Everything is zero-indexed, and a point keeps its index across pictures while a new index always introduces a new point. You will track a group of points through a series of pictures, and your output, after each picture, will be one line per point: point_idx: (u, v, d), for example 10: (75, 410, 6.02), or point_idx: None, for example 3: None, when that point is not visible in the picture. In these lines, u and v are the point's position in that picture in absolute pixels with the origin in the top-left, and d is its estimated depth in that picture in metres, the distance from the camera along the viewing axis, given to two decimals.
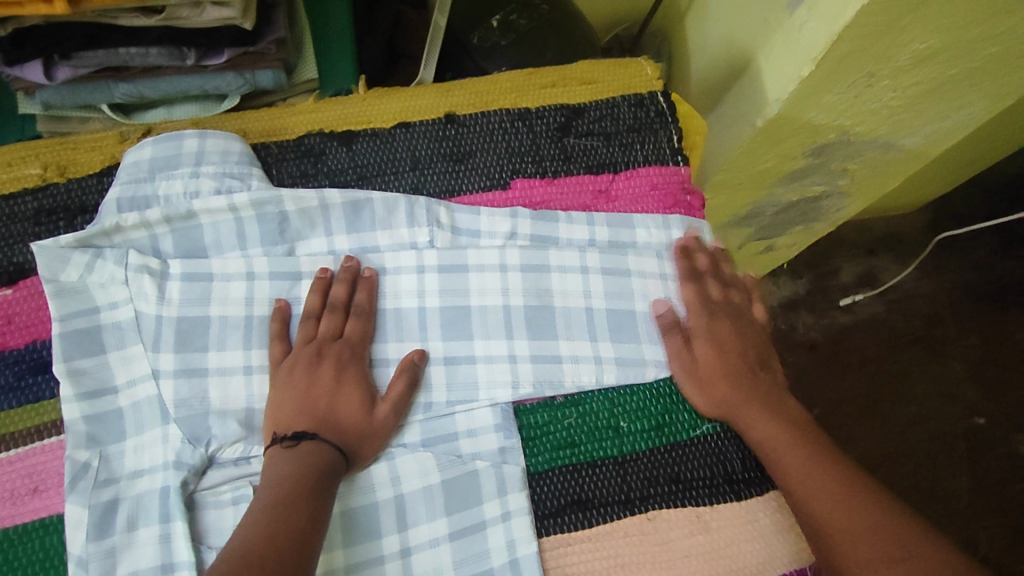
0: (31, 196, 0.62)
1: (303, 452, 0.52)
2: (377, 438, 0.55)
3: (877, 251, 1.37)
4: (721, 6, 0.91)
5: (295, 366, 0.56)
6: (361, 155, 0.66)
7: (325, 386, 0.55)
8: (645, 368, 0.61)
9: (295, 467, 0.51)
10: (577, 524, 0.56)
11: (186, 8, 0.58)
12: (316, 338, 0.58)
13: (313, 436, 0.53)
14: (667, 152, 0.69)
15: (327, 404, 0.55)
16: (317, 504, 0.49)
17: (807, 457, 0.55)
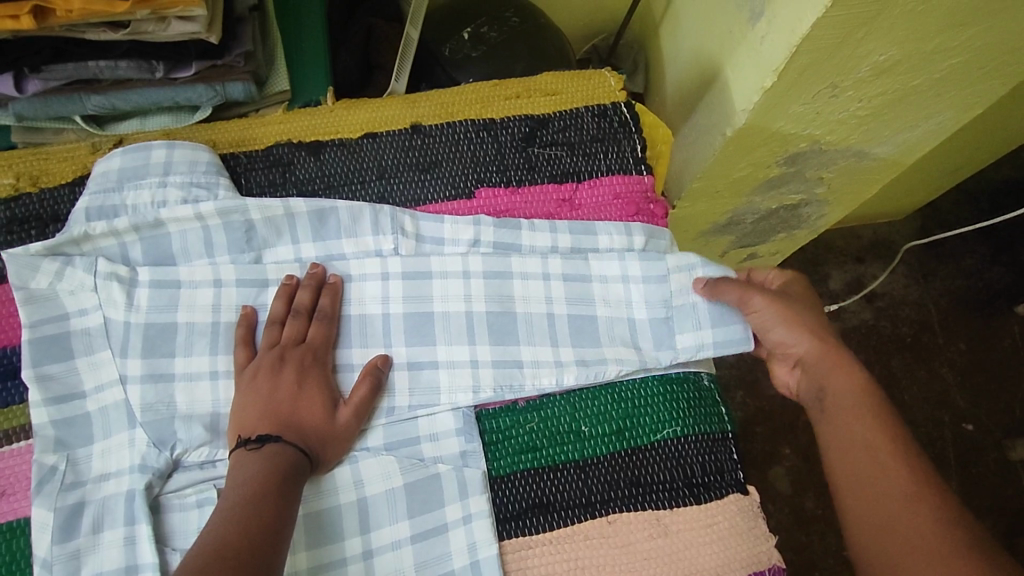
0: (3, 205, 0.64)
1: (268, 454, 0.53)
2: (338, 442, 0.56)
3: (865, 258, 1.40)
4: (690, 18, 0.94)
5: (260, 371, 0.57)
6: (328, 165, 0.67)
7: (288, 390, 0.56)
8: (606, 367, 0.62)
9: (260, 469, 0.52)
10: (538, 527, 0.57)
11: (151, 24, 0.59)
12: (280, 342, 0.59)
13: (276, 439, 0.54)
14: (630, 161, 0.70)
15: (291, 408, 0.56)
16: (282, 504, 0.51)
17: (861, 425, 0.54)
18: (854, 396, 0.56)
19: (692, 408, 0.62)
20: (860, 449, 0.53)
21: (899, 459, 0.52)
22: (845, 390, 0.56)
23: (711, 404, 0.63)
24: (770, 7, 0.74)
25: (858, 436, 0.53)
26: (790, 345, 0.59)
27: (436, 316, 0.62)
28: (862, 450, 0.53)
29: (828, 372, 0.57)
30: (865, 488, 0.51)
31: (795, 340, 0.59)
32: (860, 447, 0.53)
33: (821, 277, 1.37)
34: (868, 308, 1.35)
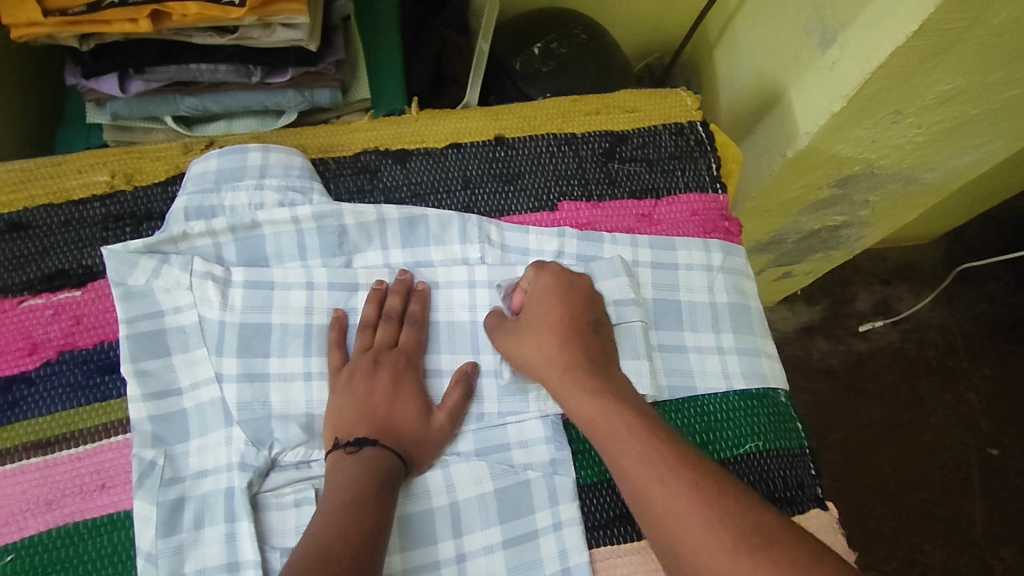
0: (100, 202, 0.65)
1: (367, 458, 0.54)
2: (431, 445, 0.57)
3: (892, 280, 1.41)
4: (749, 41, 0.95)
5: (354, 373, 0.58)
6: (415, 174, 0.69)
7: (382, 393, 0.58)
8: (693, 379, 0.64)
9: (361, 472, 0.53)
10: (627, 536, 0.59)
11: (257, 29, 0.61)
12: (372, 346, 0.60)
13: (373, 442, 0.55)
14: (707, 179, 0.72)
15: (386, 411, 0.57)
16: (382, 508, 0.51)
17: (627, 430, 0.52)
18: (611, 417, 0.54)
19: (772, 424, 0.64)
20: (643, 487, 0.49)
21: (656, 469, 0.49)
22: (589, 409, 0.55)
23: (789, 420, 0.65)
24: (842, 34, 0.76)
25: (642, 471, 0.49)
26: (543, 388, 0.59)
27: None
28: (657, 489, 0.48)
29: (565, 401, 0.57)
30: (674, 539, 0.47)
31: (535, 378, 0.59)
32: (636, 477, 0.50)
33: (849, 298, 1.39)
34: (897, 330, 1.37)
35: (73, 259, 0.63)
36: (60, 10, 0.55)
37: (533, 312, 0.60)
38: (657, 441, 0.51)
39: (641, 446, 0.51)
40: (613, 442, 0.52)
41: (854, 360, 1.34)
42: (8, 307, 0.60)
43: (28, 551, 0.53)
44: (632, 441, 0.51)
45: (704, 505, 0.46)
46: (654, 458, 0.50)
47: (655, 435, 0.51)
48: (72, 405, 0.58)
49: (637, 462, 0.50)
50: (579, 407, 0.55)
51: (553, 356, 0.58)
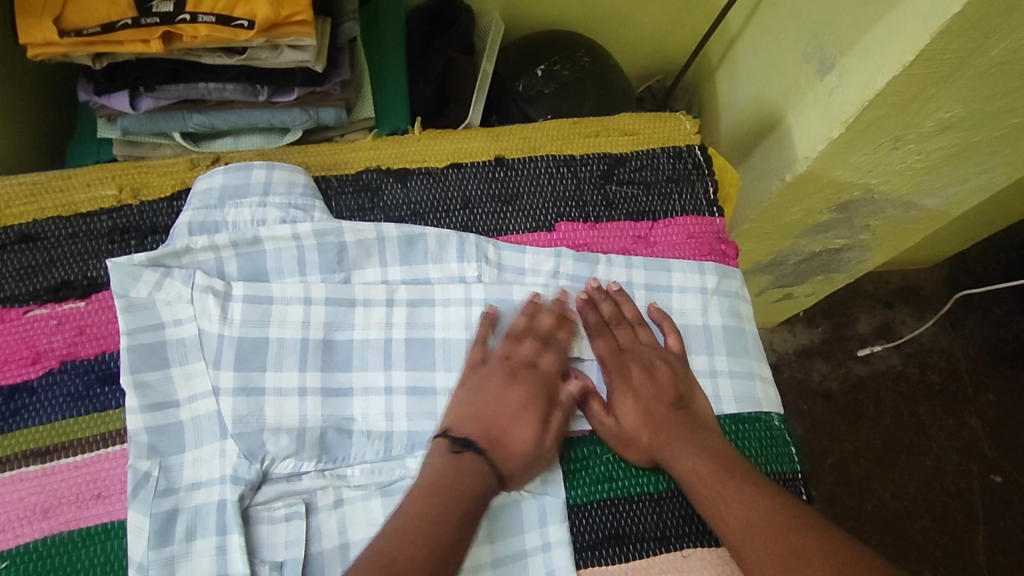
0: (106, 215, 0.66)
1: (468, 465, 0.55)
2: (541, 458, 0.58)
3: (893, 303, 1.41)
4: (750, 66, 0.96)
5: (491, 375, 0.61)
6: (415, 193, 0.70)
7: (515, 402, 0.59)
8: None
9: (452, 477, 0.54)
10: (614, 557, 0.59)
11: (265, 50, 0.63)
12: (514, 356, 0.62)
13: (477, 450, 0.56)
14: (703, 202, 0.73)
15: (503, 423, 0.58)
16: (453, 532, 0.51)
17: (720, 479, 0.56)
18: (709, 465, 0.57)
19: (763, 448, 0.64)
20: (745, 537, 0.53)
21: (769, 512, 0.53)
22: (685, 458, 0.58)
23: (782, 444, 0.65)
24: (841, 62, 0.77)
25: (719, 497, 0.55)
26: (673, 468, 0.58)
27: None
28: (738, 519, 0.54)
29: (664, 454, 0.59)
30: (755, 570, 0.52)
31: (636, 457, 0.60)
32: (730, 519, 0.54)
33: (850, 320, 1.39)
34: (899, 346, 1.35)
35: (77, 270, 0.64)
36: (75, 31, 0.57)
37: (652, 395, 0.61)
38: (745, 487, 0.55)
39: (741, 499, 0.54)
40: (697, 483, 0.56)
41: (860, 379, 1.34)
42: (12, 316, 0.62)
43: (24, 558, 0.54)
44: (729, 490, 0.55)
45: (758, 529, 0.53)
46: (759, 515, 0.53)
47: (727, 466, 0.57)
48: (73, 415, 0.59)
49: (739, 512, 0.54)
50: (683, 458, 0.58)
51: (654, 433, 0.60)
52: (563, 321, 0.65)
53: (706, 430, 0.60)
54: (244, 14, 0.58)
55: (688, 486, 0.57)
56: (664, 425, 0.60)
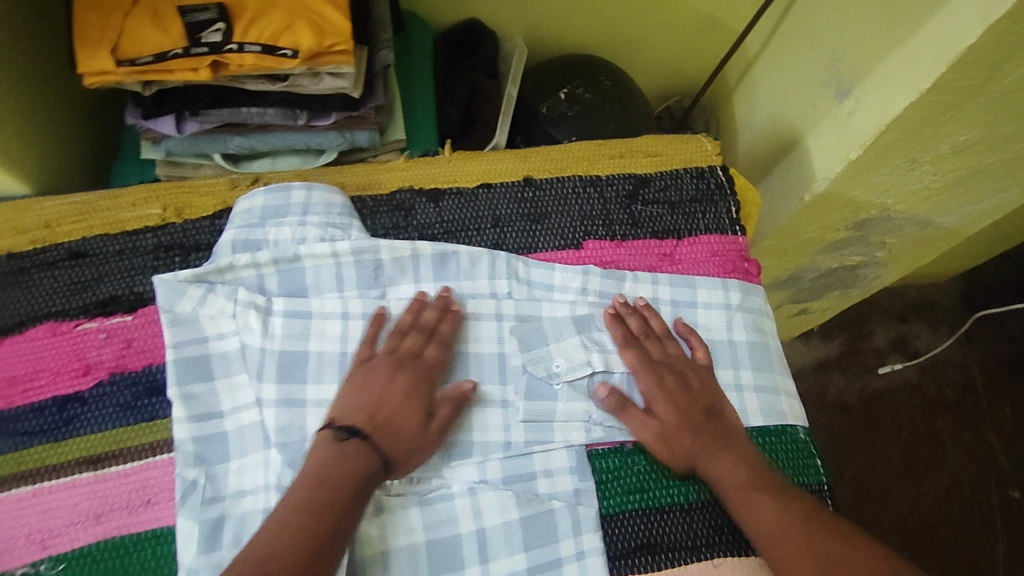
0: (152, 233, 0.69)
1: (350, 451, 0.56)
2: (419, 450, 0.59)
3: (908, 318, 1.42)
4: (768, 89, 0.99)
5: (374, 370, 0.61)
6: (447, 212, 0.73)
7: (395, 395, 0.59)
8: None
9: (330, 464, 0.54)
10: (647, 566, 0.60)
11: (307, 78, 0.65)
12: (399, 350, 0.62)
13: (362, 438, 0.56)
14: (726, 221, 0.75)
15: (391, 411, 0.59)
16: (334, 519, 0.52)
17: (756, 488, 0.58)
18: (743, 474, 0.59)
19: (790, 459, 0.66)
20: (777, 541, 0.55)
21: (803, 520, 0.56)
22: (721, 466, 0.60)
23: (806, 457, 0.67)
24: (859, 87, 0.79)
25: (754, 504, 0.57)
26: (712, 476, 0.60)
27: (560, 368, 0.66)
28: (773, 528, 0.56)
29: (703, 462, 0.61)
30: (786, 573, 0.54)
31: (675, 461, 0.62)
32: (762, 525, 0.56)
33: (865, 334, 1.40)
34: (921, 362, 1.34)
35: (126, 286, 0.67)
36: (128, 60, 0.60)
37: (686, 404, 0.62)
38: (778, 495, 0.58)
39: (775, 516, 0.56)
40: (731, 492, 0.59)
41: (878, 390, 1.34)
42: (64, 330, 0.64)
43: (78, 562, 0.57)
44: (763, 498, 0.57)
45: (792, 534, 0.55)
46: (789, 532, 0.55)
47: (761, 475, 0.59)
48: (123, 424, 0.62)
49: (772, 518, 0.56)
50: (719, 465, 0.60)
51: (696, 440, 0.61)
52: (448, 315, 0.65)
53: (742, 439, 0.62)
54: (287, 45, 0.61)
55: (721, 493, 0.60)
56: (699, 435, 0.61)
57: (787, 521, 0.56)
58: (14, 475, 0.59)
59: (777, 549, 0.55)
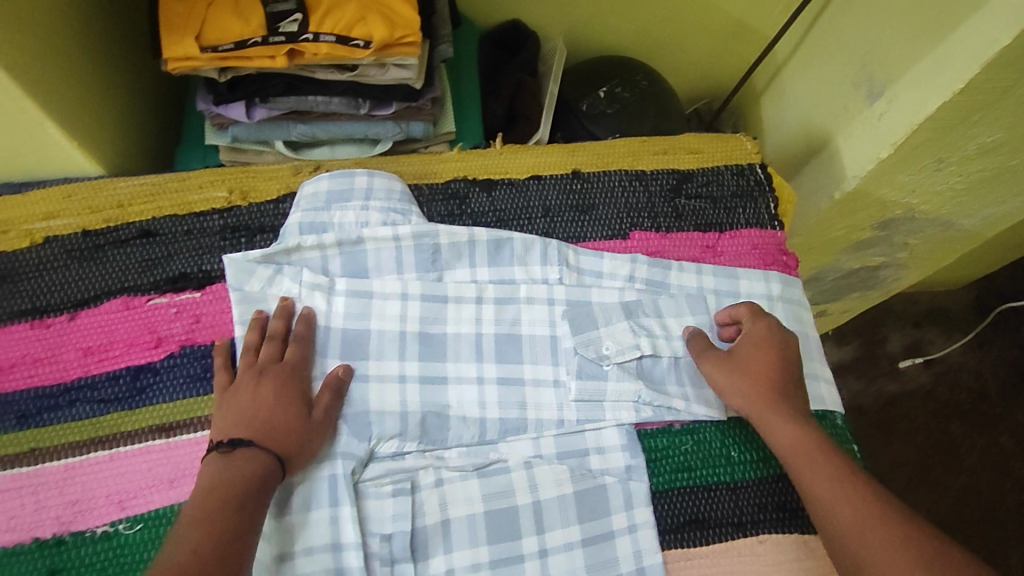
0: (218, 214, 0.72)
1: (240, 461, 0.55)
2: (309, 443, 0.59)
3: (922, 324, 1.45)
4: (797, 92, 1.03)
5: (240, 385, 0.60)
6: (499, 202, 0.76)
7: (264, 398, 0.59)
8: None
9: (238, 479, 0.54)
10: (695, 540, 0.63)
11: (373, 68, 0.68)
12: (257, 363, 0.62)
13: (247, 446, 0.56)
14: (766, 216, 0.79)
15: (266, 415, 0.58)
16: (237, 531, 0.52)
17: (816, 452, 0.59)
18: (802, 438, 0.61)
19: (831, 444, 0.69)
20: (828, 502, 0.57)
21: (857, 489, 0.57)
22: (779, 431, 0.61)
23: (845, 441, 0.70)
24: (891, 89, 0.82)
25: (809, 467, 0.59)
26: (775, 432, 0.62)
27: (610, 351, 0.69)
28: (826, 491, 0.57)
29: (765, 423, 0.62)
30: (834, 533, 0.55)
31: (735, 390, 0.65)
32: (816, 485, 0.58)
33: (880, 339, 1.43)
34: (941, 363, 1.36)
35: (194, 264, 0.70)
36: (211, 47, 0.63)
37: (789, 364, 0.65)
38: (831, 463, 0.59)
39: (834, 477, 0.57)
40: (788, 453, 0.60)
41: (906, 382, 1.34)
42: (136, 304, 0.67)
43: (153, 522, 0.59)
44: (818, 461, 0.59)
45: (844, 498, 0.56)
46: (843, 486, 0.57)
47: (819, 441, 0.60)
48: (193, 394, 0.64)
49: (824, 481, 0.58)
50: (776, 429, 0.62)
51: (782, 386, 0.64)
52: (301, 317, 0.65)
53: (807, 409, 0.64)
54: (360, 35, 0.64)
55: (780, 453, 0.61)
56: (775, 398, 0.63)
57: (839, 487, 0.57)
58: (92, 440, 0.62)
59: (829, 509, 0.56)
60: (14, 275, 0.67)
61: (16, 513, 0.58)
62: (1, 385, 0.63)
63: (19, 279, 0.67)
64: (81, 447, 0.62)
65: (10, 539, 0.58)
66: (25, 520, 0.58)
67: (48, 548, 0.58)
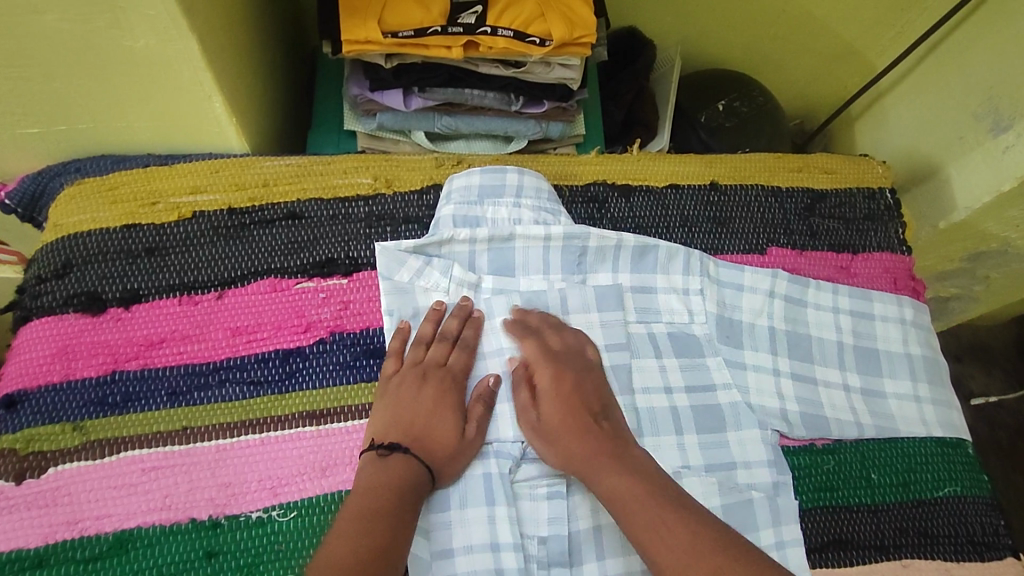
0: (363, 201, 0.71)
1: (393, 464, 0.56)
2: (460, 456, 0.59)
3: (963, 358, 1.35)
4: (899, 119, 1.03)
5: (405, 382, 0.61)
6: (638, 209, 0.75)
7: (424, 403, 0.60)
8: (895, 423, 0.70)
9: (383, 478, 0.54)
10: (840, 560, 0.63)
11: (539, 66, 0.69)
12: (423, 361, 0.62)
13: (403, 451, 0.56)
14: (895, 241, 0.79)
15: (425, 423, 0.59)
16: (403, 521, 0.53)
17: (632, 480, 0.55)
18: (600, 448, 0.58)
19: (964, 472, 0.69)
20: (653, 536, 0.52)
21: (686, 524, 0.52)
22: (596, 454, 0.57)
23: (976, 471, 0.70)
24: (1019, 123, 0.80)
25: (633, 497, 0.54)
26: (579, 443, 0.58)
27: (746, 361, 0.70)
28: (659, 524, 0.53)
29: (574, 440, 0.58)
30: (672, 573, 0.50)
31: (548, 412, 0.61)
32: (630, 496, 0.54)
33: None
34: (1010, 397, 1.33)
35: (341, 250, 0.68)
36: (390, 32, 0.63)
37: (579, 393, 0.61)
38: (649, 494, 0.54)
39: (669, 516, 0.53)
40: (604, 467, 0.57)
41: (990, 416, 1.29)
42: (284, 286, 0.66)
43: (308, 511, 0.58)
44: (656, 500, 0.54)
45: (692, 537, 0.51)
46: (697, 529, 0.52)
47: (650, 480, 0.56)
48: (344, 382, 0.63)
49: (668, 523, 0.52)
50: (607, 478, 0.56)
51: (588, 422, 0.59)
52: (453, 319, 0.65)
53: (602, 428, 0.59)
54: (537, 32, 0.64)
55: (608, 490, 0.56)
56: (598, 438, 0.59)
57: (682, 529, 0.52)
58: (243, 422, 0.61)
59: (677, 555, 0.51)
60: (161, 248, 0.66)
61: (171, 492, 0.57)
62: (150, 360, 0.62)
63: (166, 252, 0.66)
64: (232, 429, 0.60)
65: (166, 518, 0.56)
66: (180, 500, 0.57)
67: (204, 530, 0.56)
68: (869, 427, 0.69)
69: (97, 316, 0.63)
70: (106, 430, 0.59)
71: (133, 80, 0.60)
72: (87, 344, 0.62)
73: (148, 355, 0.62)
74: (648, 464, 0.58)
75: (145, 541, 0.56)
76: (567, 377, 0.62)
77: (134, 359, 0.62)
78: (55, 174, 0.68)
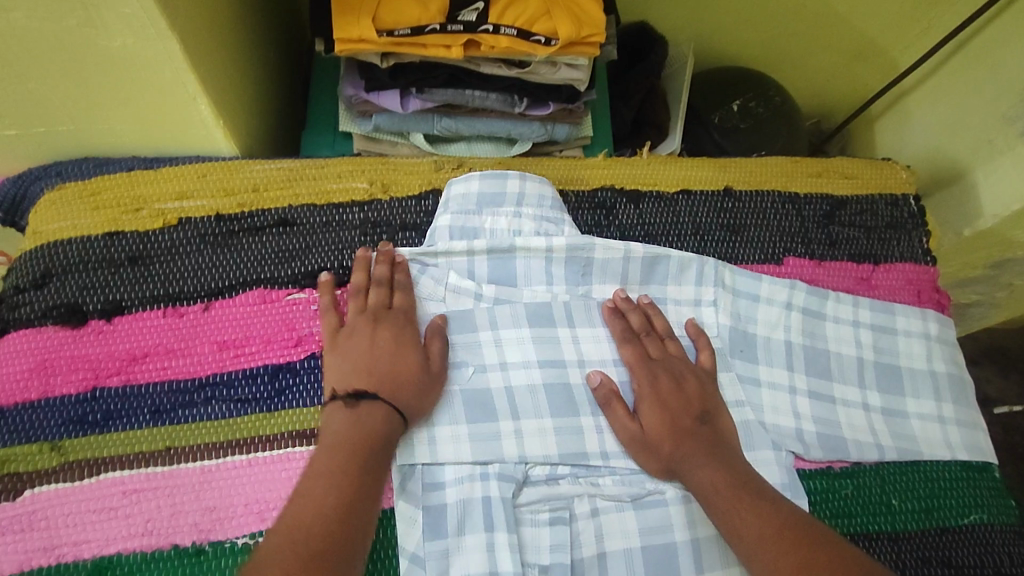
0: (358, 208, 0.67)
1: (361, 412, 0.54)
2: (428, 390, 0.58)
3: (979, 361, 1.28)
4: (922, 120, 0.98)
5: (355, 330, 0.58)
6: (648, 215, 0.71)
7: (382, 348, 0.57)
8: (918, 445, 0.66)
9: (354, 428, 0.53)
10: None
11: (544, 67, 0.65)
12: (368, 308, 0.60)
13: (372, 397, 0.54)
14: (920, 250, 0.75)
15: (388, 365, 0.56)
16: (371, 467, 0.51)
17: (726, 480, 0.55)
18: (692, 445, 0.58)
19: (990, 498, 0.65)
20: (749, 528, 0.52)
21: (778, 517, 0.52)
22: (691, 451, 0.57)
23: (1001, 498, 0.66)
24: None
25: (728, 498, 0.54)
26: (675, 445, 0.58)
27: (762, 376, 0.66)
28: (751, 520, 0.52)
29: (678, 442, 0.58)
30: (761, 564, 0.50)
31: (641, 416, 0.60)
32: (716, 489, 0.55)
33: None
34: None
35: (334, 259, 0.65)
36: (386, 31, 0.60)
37: (684, 393, 0.61)
38: (741, 488, 0.54)
39: (760, 512, 0.52)
40: (697, 469, 0.56)
41: (1016, 427, 1.22)
42: (275, 298, 0.63)
43: None
44: (748, 497, 0.53)
45: (778, 533, 0.51)
46: (792, 526, 0.51)
47: (744, 479, 0.55)
48: None
49: (759, 522, 0.52)
50: (698, 470, 0.56)
51: (683, 427, 0.59)
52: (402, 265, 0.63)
53: (705, 427, 0.59)
54: (543, 30, 0.60)
55: (702, 495, 0.55)
56: (688, 438, 0.58)
57: (771, 525, 0.51)
58: (229, 443, 0.57)
59: (766, 553, 0.50)
60: (146, 257, 0.63)
61: (153, 517, 0.54)
62: (131, 376, 0.59)
63: (150, 262, 0.63)
64: (217, 450, 0.57)
65: (147, 544, 0.53)
66: (163, 525, 0.54)
67: (187, 558, 0.53)
68: (890, 450, 0.65)
69: (78, 329, 0.60)
70: (85, 451, 0.56)
71: (114, 81, 0.56)
72: (67, 359, 0.59)
73: (130, 371, 0.59)
74: (740, 460, 0.57)
75: (125, 568, 0.53)
76: (668, 375, 0.62)
77: (116, 375, 0.59)
78: (35, 178, 0.65)
